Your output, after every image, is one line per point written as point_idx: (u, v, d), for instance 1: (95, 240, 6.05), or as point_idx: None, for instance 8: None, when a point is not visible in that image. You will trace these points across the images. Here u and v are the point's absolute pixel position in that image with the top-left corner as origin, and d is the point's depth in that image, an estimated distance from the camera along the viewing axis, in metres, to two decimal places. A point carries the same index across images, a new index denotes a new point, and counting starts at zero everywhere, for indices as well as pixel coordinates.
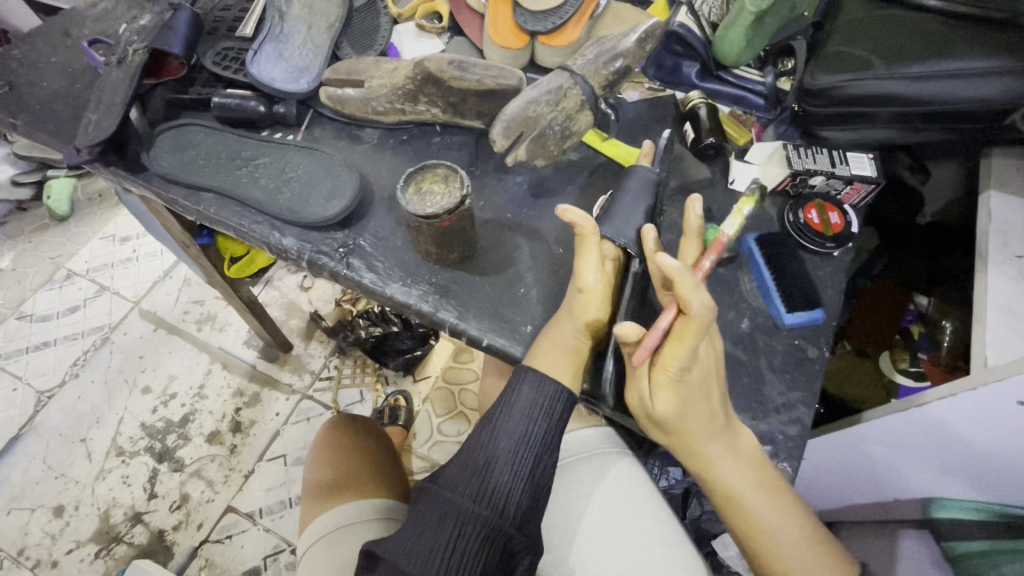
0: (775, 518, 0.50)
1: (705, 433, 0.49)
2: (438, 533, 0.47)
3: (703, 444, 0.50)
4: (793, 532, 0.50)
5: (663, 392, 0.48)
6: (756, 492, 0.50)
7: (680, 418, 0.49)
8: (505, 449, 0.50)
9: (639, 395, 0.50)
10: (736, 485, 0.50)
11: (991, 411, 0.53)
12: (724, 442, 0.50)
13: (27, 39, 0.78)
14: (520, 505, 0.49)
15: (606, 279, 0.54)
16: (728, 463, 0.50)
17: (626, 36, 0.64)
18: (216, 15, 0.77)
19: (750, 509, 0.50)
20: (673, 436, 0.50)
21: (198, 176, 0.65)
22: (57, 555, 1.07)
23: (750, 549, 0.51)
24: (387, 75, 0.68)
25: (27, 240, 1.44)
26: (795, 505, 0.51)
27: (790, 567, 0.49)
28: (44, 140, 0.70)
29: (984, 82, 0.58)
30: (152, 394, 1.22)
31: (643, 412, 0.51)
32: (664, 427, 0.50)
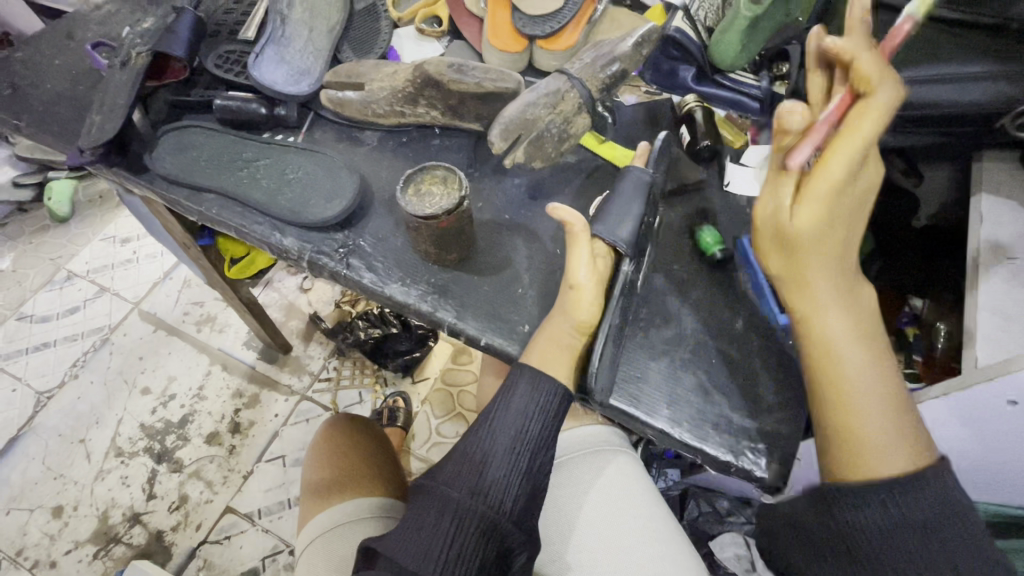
0: (868, 385, 0.46)
1: (827, 259, 0.48)
2: (434, 530, 0.47)
3: (816, 271, 0.48)
4: (887, 417, 0.45)
5: (804, 200, 0.47)
6: (850, 345, 0.47)
7: (808, 234, 0.47)
8: (500, 446, 0.50)
9: (766, 211, 0.49)
10: (835, 339, 0.47)
11: (983, 411, 0.54)
12: (835, 285, 0.48)
13: (30, 42, 0.79)
14: (516, 501, 0.49)
15: (598, 276, 0.55)
16: (836, 308, 0.47)
17: (623, 40, 0.65)
18: (219, 19, 0.78)
19: (842, 374, 0.46)
20: (787, 235, 0.48)
21: (200, 177, 0.66)
22: (56, 555, 1.08)
23: (832, 411, 0.46)
24: (387, 78, 0.69)
25: (27, 241, 1.45)
26: (897, 397, 0.46)
27: (867, 435, 0.44)
28: (47, 142, 0.71)
29: (975, 87, 0.59)
30: (152, 395, 1.23)
31: (770, 230, 0.49)
32: (784, 251, 0.49)
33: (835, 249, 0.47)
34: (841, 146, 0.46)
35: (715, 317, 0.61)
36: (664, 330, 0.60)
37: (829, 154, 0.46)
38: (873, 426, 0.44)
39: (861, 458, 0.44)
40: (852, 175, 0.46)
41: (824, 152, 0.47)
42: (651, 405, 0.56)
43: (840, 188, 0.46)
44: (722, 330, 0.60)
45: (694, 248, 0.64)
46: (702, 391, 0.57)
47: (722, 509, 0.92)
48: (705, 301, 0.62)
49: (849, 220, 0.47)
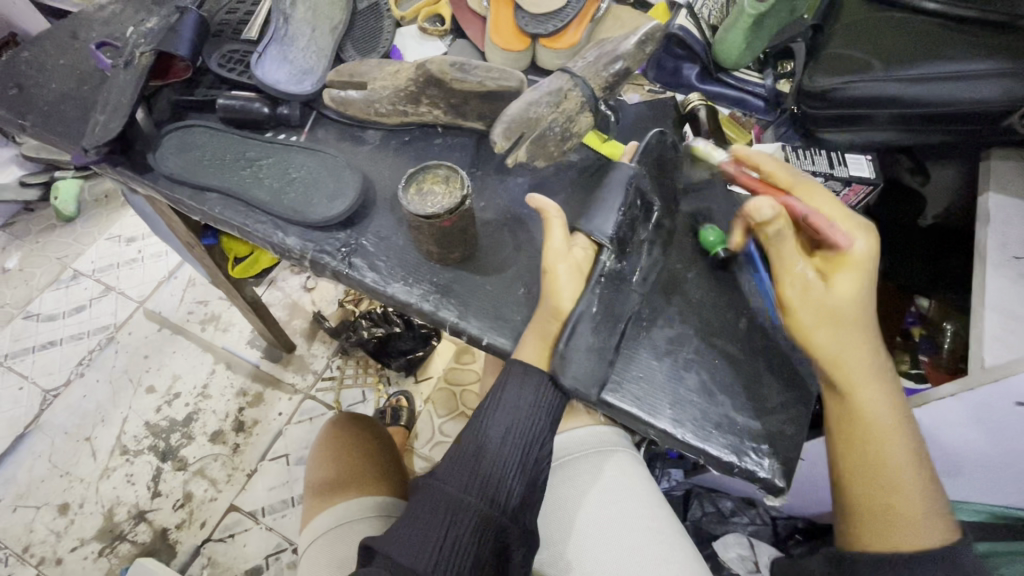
0: (898, 457, 0.49)
1: (854, 343, 0.51)
2: (430, 524, 0.48)
3: (858, 352, 0.50)
4: (917, 486, 0.48)
5: (837, 277, 0.51)
6: (889, 423, 0.49)
7: (846, 317, 0.50)
8: (495, 440, 0.51)
9: (799, 292, 0.51)
10: (874, 417, 0.49)
11: (990, 411, 0.53)
12: (874, 366, 0.50)
13: (35, 42, 0.79)
14: (511, 495, 0.50)
15: (575, 264, 0.55)
16: (875, 392, 0.49)
17: (626, 39, 0.65)
18: (222, 19, 0.78)
19: (882, 456, 0.48)
20: (829, 317, 0.50)
21: (203, 176, 0.66)
22: (61, 553, 1.08)
23: (874, 490, 0.49)
24: (389, 77, 0.69)
25: (34, 240, 1.45)
26: (926, 471, 0.49)
27: (910, 508, 0.48)
28: (52, 141, 0.71)
29: (982, 85, 0.59)
30: (156, 393, 1.23)
31: (808, 305, 0.51)
32: (825, 328, 0.50)
33: (870, 325, 0.51)
34: (860, 246, 0.51)
35: (718, 317, 0.60)
36: (667, 330, 0.60)
37: (846, 246, 0.51)
38: (910, 499, 0.48)
39: (895, 530, 0.47)
40: (868, 259, 0.51)
41: (850, 257, 0.51)
42: (653, 405, 0.56)
43: (868, 271, 0.51)
44: (725, 330, 0.60)
45: (697, 247, 0.64)
46: (704, 391, 0.57)
47: (726, 510, 0.91)
48: (708, 301, 0.61)
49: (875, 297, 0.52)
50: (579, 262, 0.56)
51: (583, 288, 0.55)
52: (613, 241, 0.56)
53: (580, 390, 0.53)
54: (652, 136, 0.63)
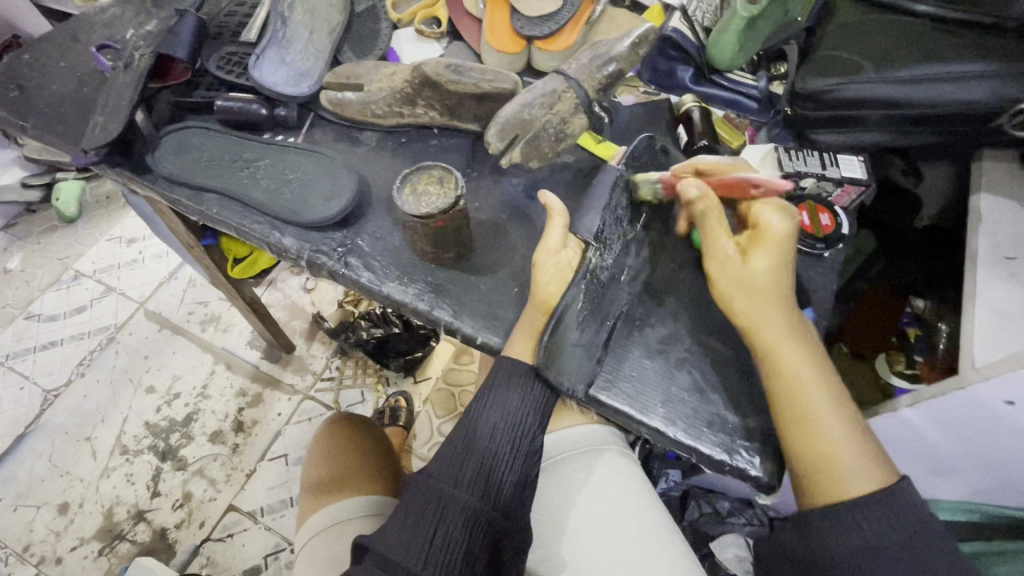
0: (832, 415, 0.47)
1: (774, 305, 0.50)
2: (420, 520, 0.48)
3: (774, 311, 0.50)
4: (848, 431, 0.47)
5: (755, 250, 0.52)
6: (813, 374, 0.48)
7: (763, 284, 0.51)
8: (483, 436, 0.51)
9: (721, 255, 0.53)
10: (799, 367, 0.48)
11: (981, 410, 0.53)
12: (789, 322, 0.50)
13: (36, 45, 0.80)
14: (500, 490, 0.50)
15: (563, 262, 0.55)
16: (793, 343, 0.49)
17: (619, 41, 0.65)
18: (221, 21, 0.79)
19: (811, 406, 0.47)
20: (746, 284, 0.51)
21: (200, 177, 0.67)
22: (61, 552, 1.09)
23: (802, 449, 0.47)
24: (386, 79, 0.69)
25: (36, 241, 1.46)
26: (853, 416, 0.48)
27: (839, 460, 0.46)
28: (52, 142, 0.72)
29: (972, 86, 0.59)
30: (156, 393, 1.24)
31: (729, 272, 0.52)
32: (741, 294, 0.51)
33: (785, 288, 0.51)
34: (772, 215, 0.53)
35: (711, 317, 0.61)
36: (659, 329, 0.60)
37: (762, 220, 0.54)
38: (840, 440, 0.46)
39: (833, 482, 0.46)
40: (785, 230, 0.52)
41: (766, 228, 0.53)
42: (645, 404, 0.56)
43: (781, 240, 0.52)
44: (717, 329, 0.60)
45: (690, 248, 0.64)
46: (696, 389, 0.57)
47: (723, 510, 0.91)
48: (701, 301, 0.62)
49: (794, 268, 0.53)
50: (566, 260, 0.55)
51: (570, 283, 0.54)
52: (599, 237, 0.56)
53: (570, 389, 0.54)
54: (642, 139, 0.65)
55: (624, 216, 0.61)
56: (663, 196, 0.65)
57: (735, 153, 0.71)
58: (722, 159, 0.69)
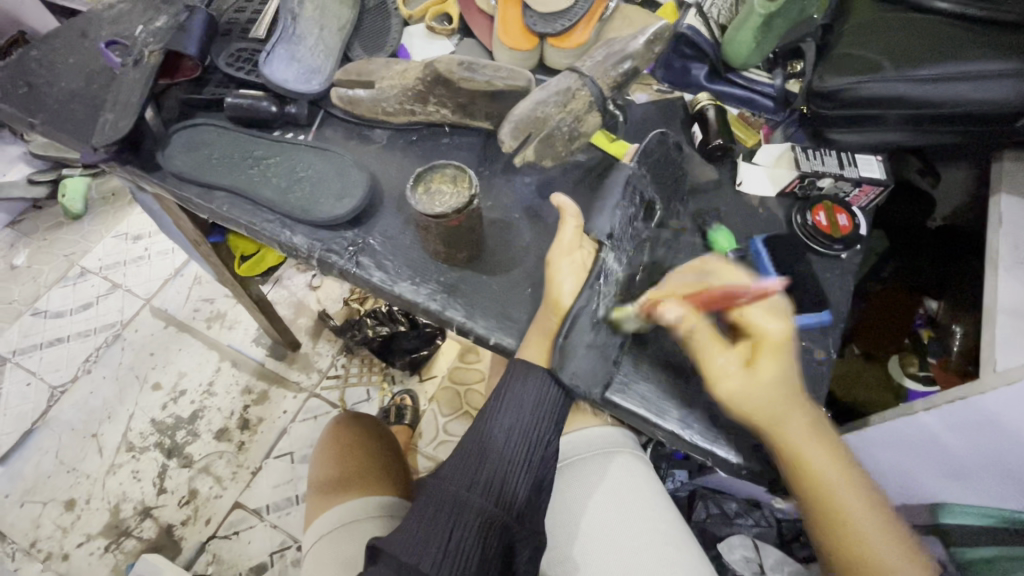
0: (866, 512, 0.49)
1: (797, 409, 0.49)
2: (434, 523, 0.48)
3: (792, 421, 0.48)
4: (881, 530, 0.48)
5: (758, 358, 0.49)
6: (833, 469, 0.48)
7: (774, 396, 0.48)
8: (498, 440, 0.51)
9: (733, 399, 0.49)
10: (819, 464, 0.48)
11: (1003, 415, 0.52)
12: (808, 424, 0.49)
13: (45, 40, 0.80)
14: (515, 495, 0.50)
15: (577, 263, 0.55)
16: (815, 448, 0.48)
17: (634, 38, 0.65)
18: (230, 18, 0.78)
19: (832, 498, 0.48)
20: (756, 408, 0.48)
21: (211, 175, 0.66)
22: (68, 548, 1.09)
23: (841, 550, 0.49)
24: (397, 76, 0.69)
25: (42, 237, 1.46)
26: (880, 500, 0.50)
27: (883, 567, 0.47)
28: (61, 139, 0.71)
29: (995, 85, 0.58)
30: (162, 391, 1.24)
31: (739, 397, 0.49)
32: (761, 413, 0.48)
33: (796, 388, 0.49)
34: (771, 323, 0.51)
35: None
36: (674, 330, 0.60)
37: (760, 327, 0.51)
38: (869, 528, 0.48)
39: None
40: (787, 333, 0.50)
41: (769, 336, 0.50)
42: (661, 407, 0.56)
43: (783, 343, 0.50)
44: None
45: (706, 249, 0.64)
46: (712, 391, 0.56)
47: (731, 512, 0.91)
48: None
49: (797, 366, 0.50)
50: (579, 262, 0.55)
51: (584, 284, 0.54)
52: (610, 237, 0.56)
53: (586, 390, 0.53)
54: (652, 136, 0.63)
55: (638, 213, 0.59)
56: (677, 196, 0.65)
57: (751, 151, 0.71)
58: (737, 159, 0.69)
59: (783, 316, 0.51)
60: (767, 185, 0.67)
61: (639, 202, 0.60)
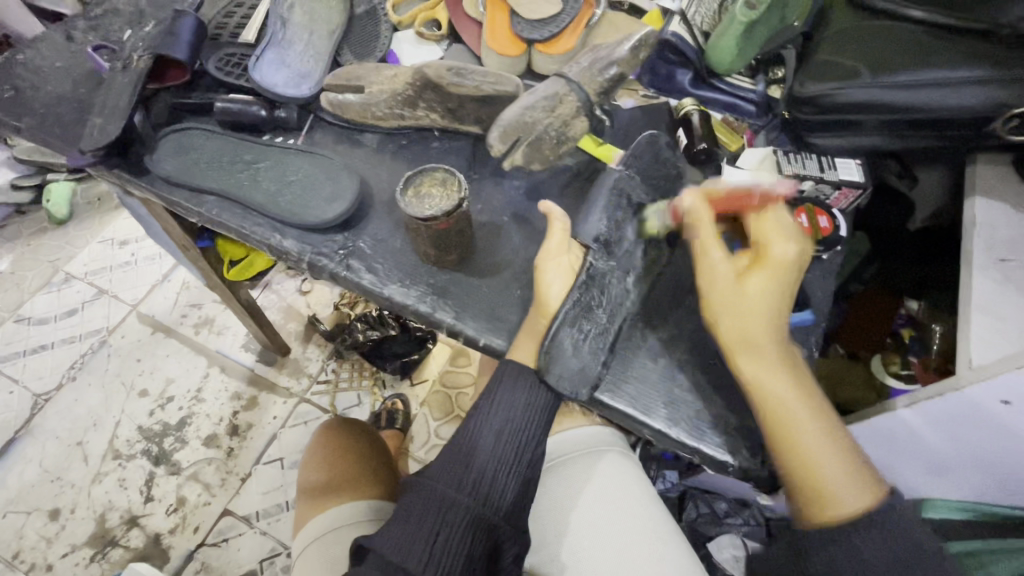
0: (822, 441, 0.49)
1: (772, 334, 0.51)
2: (420, 523, 0.48)
3: (754, 320, 0.51)
4: (835, 454, 0.48)
5: (750, 273, 0.52)
6: (800, 404, 0.50)
7: (756, 302, 0.51)
8: (486, 441, 0.51)
9: (715, 272, 0.53)
10: (780, 394, 0.50)
11: (976, 411, 0.54)
12: (779, 348, 0.51)
13: (31, 45, 0.79)
14: (503, 496, 0.50)
15: (565, 265, 0.56)
16: (770, 366, 0.50)
17: (620, 45, 0.66)
18: (219, 23, 0.78)
19: (796, 420, 0.49)
20: (735, 313, 0.51)
21: (199, 179, 0.66)
22: (52, 558, 1.07)
23: (790, 482, 0.50)
24: (387, 81, 0.69)
25: (26, 244, 1.44)
26: (841, 436, 0.50)
27: (828, 487, 0.48)
28: (48, 143, 0.71)
29: (966, 92, 0.60)
30: (149, 397, 1.23)
31: (718, 289, 0.53)
32: (738, 332, 0.51)
33: (783, 305, 0.52)
34: (778, 244, 0.53)
35: None
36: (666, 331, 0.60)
37: (767, 247, 0.53)
38: (828, 464, 0.48)
39: (822, 500, 0.48)
40: (790, 258, 0.52)
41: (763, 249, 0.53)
42: (648, 405, 0.56)
43: (783, 260, 0.52)
44: None
45: None
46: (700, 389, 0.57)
47: (720, 511, 0.92)
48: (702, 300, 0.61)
49: (792, 292, 0.53)
50: (567, 262, 0.56)
51: (574, 285, 0.55)
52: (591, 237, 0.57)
53: (575, 391, 0.53)
54: (644, 138, 0.65)
55: (622, 215, 0.60)
56: (671, 193, 0.64)
57: (734, 156, 0.71)
58: (721, 162, 0.70)
59: (798, 242, 0.53)
60: None
61: (625, 203, 0.61)
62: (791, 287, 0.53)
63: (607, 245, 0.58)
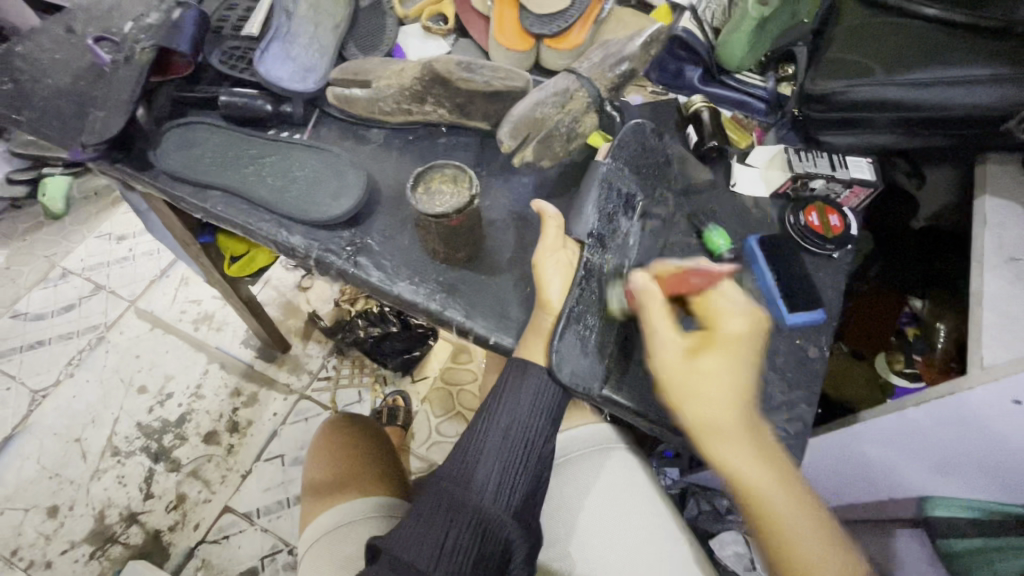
0: (799, 519, 0.45)
1: (727, 405, 0.47)
2: (431, 523, 0.48)
3: (698, 403, 0.47)
4: (819, 538, 0.45)
5: (703, 351, 0.48)
6: (772, 484, 0.46)
7: (717, 387, 0.47)
8: (495, 440, 0.51)
9: (668, 365, 0.49)
10: (747, 474, 0.46)
11: (985, 410, 0.55)
12: (741, 417, 0.47)
13: (29, 37, 0.78)
14: (512, 496, 0.50)
15: (563, 262, 0.56)
16: (737, 442, 0.46)
17: (631, 41, 0.66)
18: (222, 15, 0.77)
19: (769, 505, 0.45)
20: (689, 389, 0.47)
21: (204, 174, 0.66)
22: (51, 556, 1.07)
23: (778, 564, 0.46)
24: (395, 75, 0.68)
25: (21, 239, 1.43)
26: (823, 517, 0.47)
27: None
28: (48, 137, 0.70)
29: (980, 90, 0.60)
30: (148, 394, 1.22)
31: (674, 379, 0.48)
32: (682, 393, 0.48)
33: (748, 380, 0.48)
34: (728, 318, 0.50)
35: None
36: (677, 329, 0.59)
37: (720, 319, 0.50)
38: (814, 548, 0.45)
39: None
40: (748, 329, 0.50)
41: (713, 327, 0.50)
42: (659, 404, 0.55)
43: (736, 336, 0.49)
44: None
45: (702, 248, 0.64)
46: None
47: (722, 508, 0.93)
48: None
49: (755, 369, 0.49)
50: (564, 259, 0.56)
51: (573, 281, 0.54)
52: (602, 234, 0.57)
53: (584, 388, 0.54)
54: (628, 128, 0.62)
55: (618, 208, 0.59)
56: (663, 180, 0.65)
57: (744, 153, 0.71)
58: (731, 160, 0.69)
59: (744, 314, 0.50)
60: (759, 184, 0.68)
61: (618, 197, 0.59)
62: (753, 364, 0.49)
63: (601, 239, 0.56)
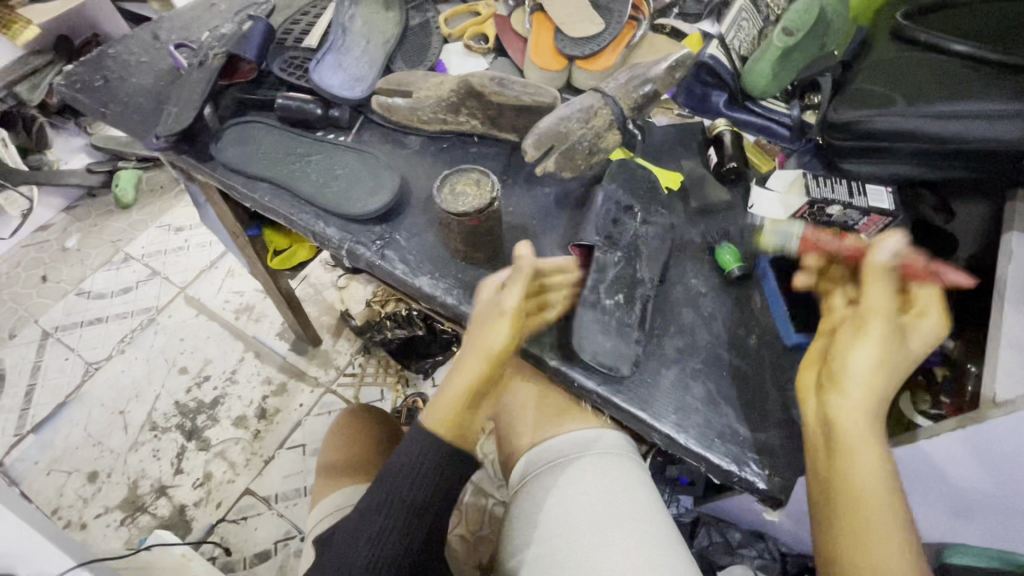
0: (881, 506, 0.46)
1: (863, 399, 0.47)
2: (358, 537, 0.53)
3: (859, 390, 0.47)
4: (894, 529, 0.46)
5: (864, 323, 0.49)
6: (870, 463, 0.46)
7: (865, 367, 0.47)
8: (417, 463, 0.54)
9: (850, 345, 0.49)
10: (857, 450, 0.47)
11: (999, 448, 0.53)
12: (870, 410, 0.47)
13: (120, 42, 0.88)
14: (430, 510, 0.54)
15: (502, 324, 0.55)
16: (869, 446, 0.46)
17: (656, 64, 0.69)
18: (286, 28, 0.86)
19: (857, 482, 0.46)
20: (839, 363, 0.49)
21: (256, 167, 0.72)
22: (86, 518, 1.14)
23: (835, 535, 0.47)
24: (433, 88, 0.74)
25: (91, 224, 1.57)
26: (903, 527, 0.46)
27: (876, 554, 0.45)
28: (127, 129, 0.79)
29: (1005, 125, 0.59)
30: (188, 375, 1.30)
31: (845, 345, 0.49)
32: (870, 373, 0.47)
33: (886, 381, 0.47)
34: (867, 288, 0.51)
35: (728, 330, 0.62)
36: (681, 340, 0.61)
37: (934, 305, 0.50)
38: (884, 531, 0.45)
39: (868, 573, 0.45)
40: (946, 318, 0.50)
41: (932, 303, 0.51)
42: (656, 409, 0.56)
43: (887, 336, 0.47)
44: (735, 342, 0.61)
45: (713, 264, 0.66)
46: (710, 402, 0.57)
47: (734, 541, 0.91)
48: (720, 315, 0.63)
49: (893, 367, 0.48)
50: (501, 322, 0.56)
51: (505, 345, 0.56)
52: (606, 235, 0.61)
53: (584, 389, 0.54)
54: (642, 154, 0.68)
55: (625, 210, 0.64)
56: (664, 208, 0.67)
57: (764, 177, 0.73)
58: (750, 181, 0.72)
59: (941, 327, 0.49)
60: (778, 209, 0.68)
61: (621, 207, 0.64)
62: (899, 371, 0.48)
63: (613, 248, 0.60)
